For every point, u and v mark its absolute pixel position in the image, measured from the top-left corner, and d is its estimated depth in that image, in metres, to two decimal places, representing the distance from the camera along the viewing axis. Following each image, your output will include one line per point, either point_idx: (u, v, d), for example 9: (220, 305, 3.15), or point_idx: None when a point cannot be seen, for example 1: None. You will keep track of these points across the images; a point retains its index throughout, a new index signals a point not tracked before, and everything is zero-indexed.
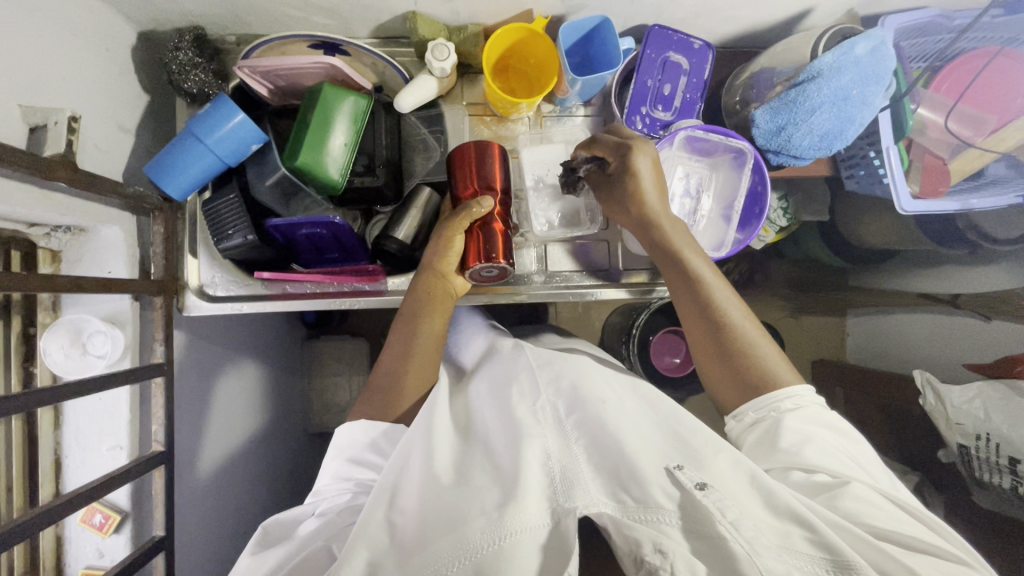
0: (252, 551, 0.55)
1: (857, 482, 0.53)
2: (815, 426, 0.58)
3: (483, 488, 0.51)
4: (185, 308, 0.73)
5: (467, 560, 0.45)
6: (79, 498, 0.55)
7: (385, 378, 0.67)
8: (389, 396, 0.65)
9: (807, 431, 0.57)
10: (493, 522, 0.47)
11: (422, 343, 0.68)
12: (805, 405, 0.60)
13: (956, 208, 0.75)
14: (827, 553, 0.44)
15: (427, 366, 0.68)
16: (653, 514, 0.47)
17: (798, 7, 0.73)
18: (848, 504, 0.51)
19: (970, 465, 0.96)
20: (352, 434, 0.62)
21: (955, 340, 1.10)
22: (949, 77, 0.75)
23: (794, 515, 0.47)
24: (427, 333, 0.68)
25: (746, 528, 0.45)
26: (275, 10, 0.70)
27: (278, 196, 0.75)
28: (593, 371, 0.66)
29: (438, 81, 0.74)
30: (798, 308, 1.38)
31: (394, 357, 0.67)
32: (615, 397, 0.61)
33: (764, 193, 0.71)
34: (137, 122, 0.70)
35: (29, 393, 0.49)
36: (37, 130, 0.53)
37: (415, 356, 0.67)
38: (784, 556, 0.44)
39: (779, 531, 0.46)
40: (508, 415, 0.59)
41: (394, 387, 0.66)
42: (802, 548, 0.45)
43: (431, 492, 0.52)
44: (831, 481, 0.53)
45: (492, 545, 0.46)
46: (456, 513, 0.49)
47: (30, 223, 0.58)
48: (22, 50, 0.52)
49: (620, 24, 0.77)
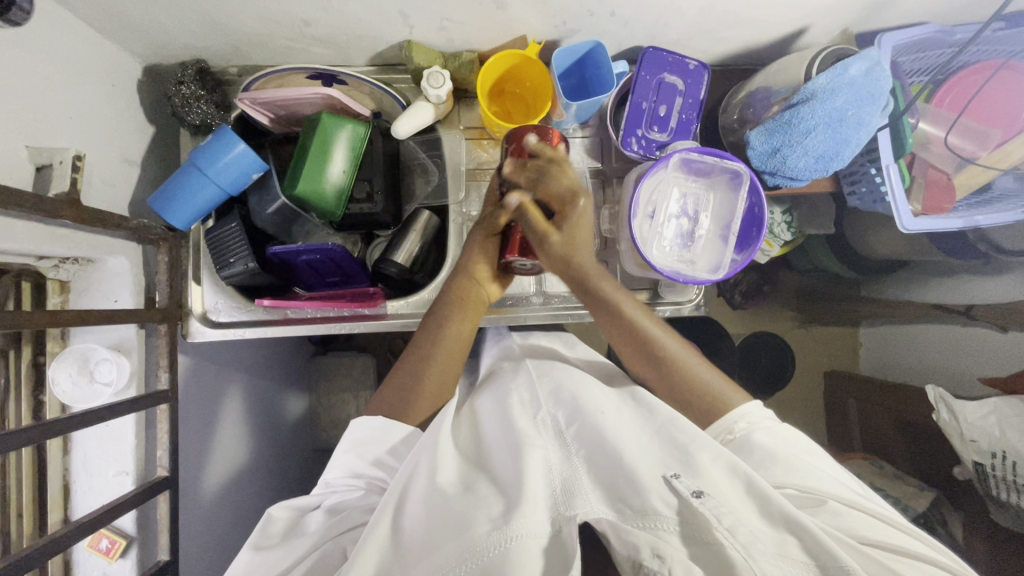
0: (253, 546, 0.56)
1: (834, 500, 0.53)
2: (774, 438, 0.59)
3: (487, 497, 0.51)
4: (189, 334, 0.74)
5: (474, 562, 0.45)
6: (86, 526, 0.55)
7: (403, 378, 0.67)
8: (410, 396, 0.65)
9: (774, 452, 0.57)
10: (498, 528, 0.46)
11: (447, 347, 0.68)
12: (758, 422, 0.61)
13: (958, 225, 0.74)
14: (820, 564, 0.43)
15: (444, 377, 0.67)
16: (651, 521, 0.47)
17: (794, 25, 0.73)
18: (829, 519, 0.51)
19: (987, 483, 0.93)
20: (368, 430, 0.62)
21: (970, 351, 1.07)
22: (951, 91, 0.73)
23: (789, 524, 0.45)
24: (455, 335, 0.68)
25: (742, 534, 0.44)
26: (274, 43, 0.72)
27: (279, 224, 0.77)
28: (591, 383, 0.66)
29: (435, 106, 0.75)
30: (809, 319, 1.35)
31: (418, 358, 0.67)
32: (613, 408, 0.61)
33: (761, 216, 0.69)
34: (142, 154, 0.72)
35: (36, 425, 0.50)
36: (43, 170, 0.55)
37: (436, 361, 0.67)
38: (782, 564, 0.43)
39: (774, 539, 0.45)
40: (509, 428, 0.59)
41: (415, 391, 0.66)
42: (797, 556, 0.44)
43: (435, 501, 0.52)
44: (807, 497, 0.54)
45: (498, 548, 0.45)
46: (460, 519, 0.48)
47: (39, 256, 0.59)
48: (30, 92, 0.54)
49: (615, 46, 0.77)
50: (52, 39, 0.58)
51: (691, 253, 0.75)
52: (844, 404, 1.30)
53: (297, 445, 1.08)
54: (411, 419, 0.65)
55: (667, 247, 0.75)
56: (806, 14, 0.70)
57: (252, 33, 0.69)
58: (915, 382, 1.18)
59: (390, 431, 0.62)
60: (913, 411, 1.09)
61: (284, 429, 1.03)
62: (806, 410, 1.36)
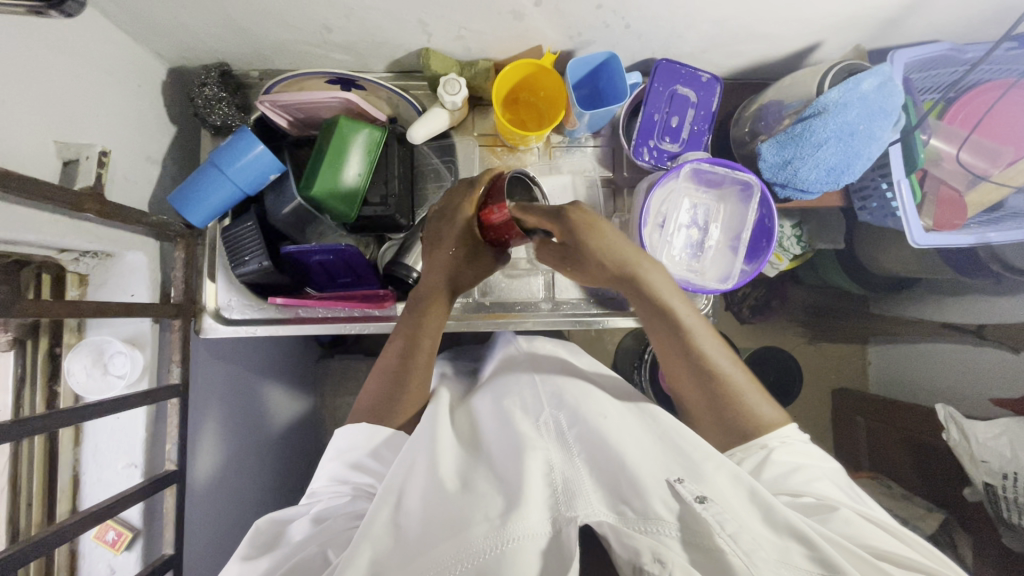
0: (241, 557, 0.53)
1: (846, 508, 0.52)
2: (807, 456, 0.59)
3: (486, 494, 0.50)
4: (202, 330, 0.75)
5: (469, 563, 0.44)
6: (93, 516, 0.56)
7: (387, 380, 0.66)
8: (390, 401, 0.65)
9: (798, 463, 0.58)
10: (495, 529, 0.46)
11: (427, 341, 0.67)
12: (792, 442, 0.60)
13: (971, 241, 0.73)
14: (826, 567, 0.42)
15: (423, 385, 0.67)
16: (653, 526, 0.46)
17: (806, 41, 0.74)
18: (840, 526, 0.50)
19: (998, 507, 0.91)
20: (353, 435, 0.62)
21: (978, 372, 1.06)
22: (964, 108, 0.74)
23: (793, 532, 0.45)
24: (435, 330, 0.67)
25: (744, 541, 0.44)
26: (296, 48, 0.73)
27: (293, 224, 0.77)
28: (598, 392, 0.65)
29: (450, 113, 0.76)
30: (817, 335, 1.34)
31: (401, 352, 0.66)
32: (616, 413, 0.60)
33: (771, 228, 0.70)
34: (163, 153, 0.74)
35: (50, 414, 0.51)
36: (70, 164, 0.58)
37: (422, 354, 0.66)
38: (783, 571, 0.42)
39: (778, 545, 0.44)
40: (508, 429, 0.58)
41: (400, 388, 0.65)
42: (801, 565, 0.43)
43: (434, 498, 0.51)
44: (819, 504, 0.53)
45: (493, 550, 0.45)
46: (459, 519, 0.48)
47: (60, 250, 0.61)
48: (59, 90, 0.56)
49: (629, 57, 0.78)
50: (82, 38, 0.59)
51: (701, 264, 0.76)
52: (852, 422, 1.28)
53: (302, 446, 1.08)
54: (396, 420, 0.65)
55: (677, 256, 0.76)
56: (818, 30, 0.71)
57: (274, 38, 0.70)
58: (922, 402, 1.16)
59: (374, 435, 0.62)
60: (924, 430, 1.08)
61: (292, 430, 1.03)
62: (813, 427, 1.35)
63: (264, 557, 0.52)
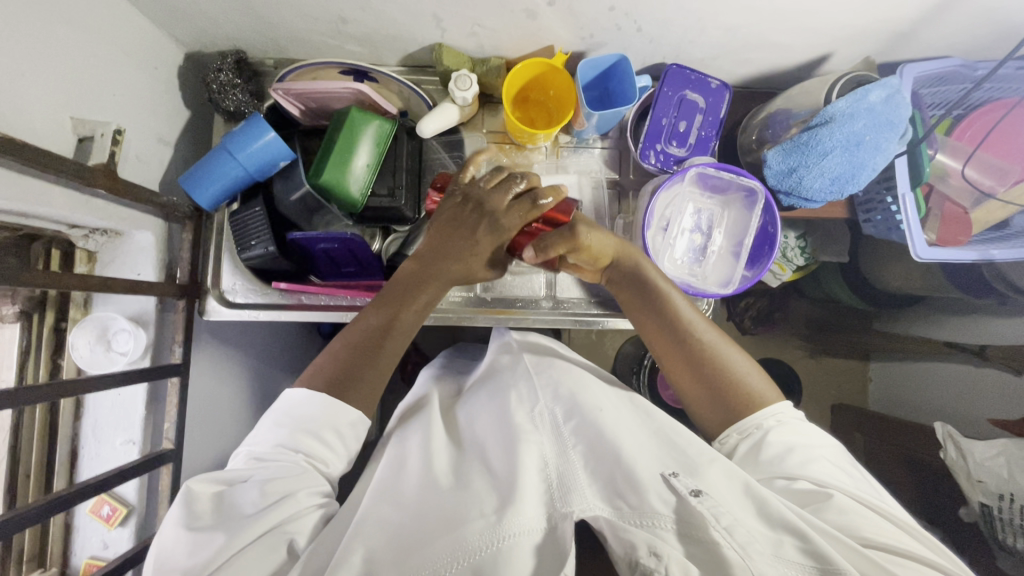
0: (186, 527, 0.49)
1: (840, 495, 0.52)
2: (800, 434, 0.57)
3: (479, 492, 0.51)
4: (205, 312, 0.76)
5: (465, 562, 0.44)
6: (91, 487, 0.57)
7: (355, 354, 0.62)
8: (351, 377, 0.60)
9: (792, 443, 0.56)
10: (492, 525, 0.47)
11: (405, 321, 0.64)
12: (788, 421, 0.58)
13: (973, 257, 0.73)
14: (816, 561, 0.43)
15: (382, 369, 0.63)
16: (648, 520, 0.47)
17: (816, 52, 0.74)
18: (834, 517, 0.50)
19: (993, 529, 0.91)
20: (307, 409, 0.58)
21: (979, 393, 1.05)
22: (972, 125, 0.74)
23: (787, 526, 0.45)
24: (417, 314, 0.65)
25: (739, 534, 0.44)
26: (312, 38, 0.75)
27: (301, 210, 0.80)
28: (593, 381, 0.65)
29: (460, 109, 0.77)
30: (817, 349, 1.33)
31: (377, 330, 0.63)
32: (612, 405, 0.60)
33: (774, 234, 0.70)
34: (176, 135, 0.75)
35: (53, 384, 0.52)
36: (84, 141, 0.59)
37: (396, 336, 0.63)
38: (778, 565, 0.43)
39: (773, 541, 0.45)
40: (504, 422, 0.58)
41: (371, 362, 0.62)
42: (795, 559, 0.43)
43: (430, 491, 0.52)
44: (814, 491, 0.53)
45: (490, 547, 0.45)
46: (455, 514, 0.48)
47: (70, 225, 0.62)
48: (79, 69, 0.58)
49: (639, 61, 0.79)
50: (104, 19, 0.61)
51: (702, 268, 0.77)
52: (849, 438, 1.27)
53: None
54: (354, 401, 0.60)
55: (679, 260, 0.77)
56: (829, 42, 0.71)
57: (290, 28, 0.72)
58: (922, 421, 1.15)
59: (331, 409, 0.58)
60: (922, 449, 1.07)
61: None
62: None
63: (218, 528, 0.48)
